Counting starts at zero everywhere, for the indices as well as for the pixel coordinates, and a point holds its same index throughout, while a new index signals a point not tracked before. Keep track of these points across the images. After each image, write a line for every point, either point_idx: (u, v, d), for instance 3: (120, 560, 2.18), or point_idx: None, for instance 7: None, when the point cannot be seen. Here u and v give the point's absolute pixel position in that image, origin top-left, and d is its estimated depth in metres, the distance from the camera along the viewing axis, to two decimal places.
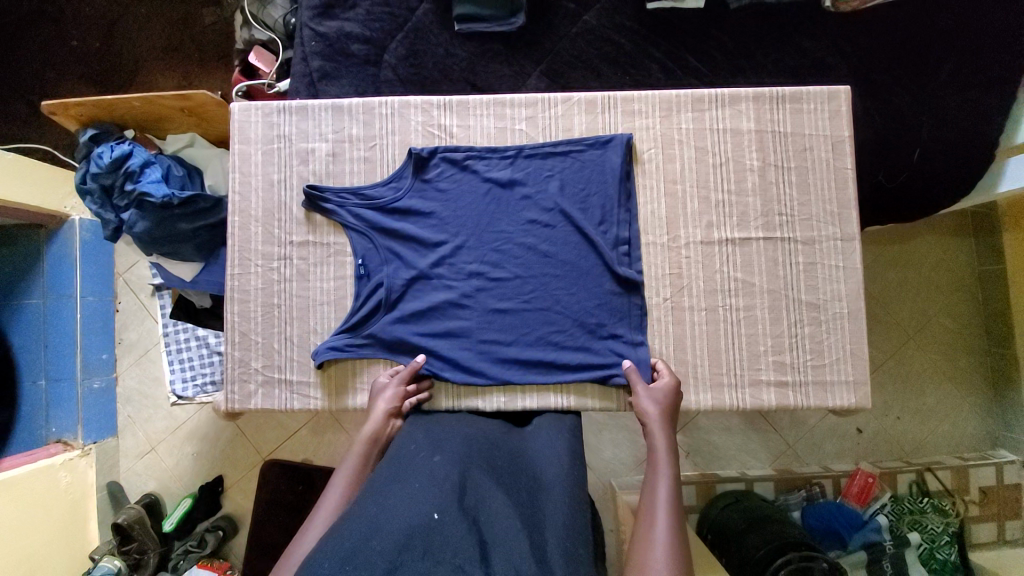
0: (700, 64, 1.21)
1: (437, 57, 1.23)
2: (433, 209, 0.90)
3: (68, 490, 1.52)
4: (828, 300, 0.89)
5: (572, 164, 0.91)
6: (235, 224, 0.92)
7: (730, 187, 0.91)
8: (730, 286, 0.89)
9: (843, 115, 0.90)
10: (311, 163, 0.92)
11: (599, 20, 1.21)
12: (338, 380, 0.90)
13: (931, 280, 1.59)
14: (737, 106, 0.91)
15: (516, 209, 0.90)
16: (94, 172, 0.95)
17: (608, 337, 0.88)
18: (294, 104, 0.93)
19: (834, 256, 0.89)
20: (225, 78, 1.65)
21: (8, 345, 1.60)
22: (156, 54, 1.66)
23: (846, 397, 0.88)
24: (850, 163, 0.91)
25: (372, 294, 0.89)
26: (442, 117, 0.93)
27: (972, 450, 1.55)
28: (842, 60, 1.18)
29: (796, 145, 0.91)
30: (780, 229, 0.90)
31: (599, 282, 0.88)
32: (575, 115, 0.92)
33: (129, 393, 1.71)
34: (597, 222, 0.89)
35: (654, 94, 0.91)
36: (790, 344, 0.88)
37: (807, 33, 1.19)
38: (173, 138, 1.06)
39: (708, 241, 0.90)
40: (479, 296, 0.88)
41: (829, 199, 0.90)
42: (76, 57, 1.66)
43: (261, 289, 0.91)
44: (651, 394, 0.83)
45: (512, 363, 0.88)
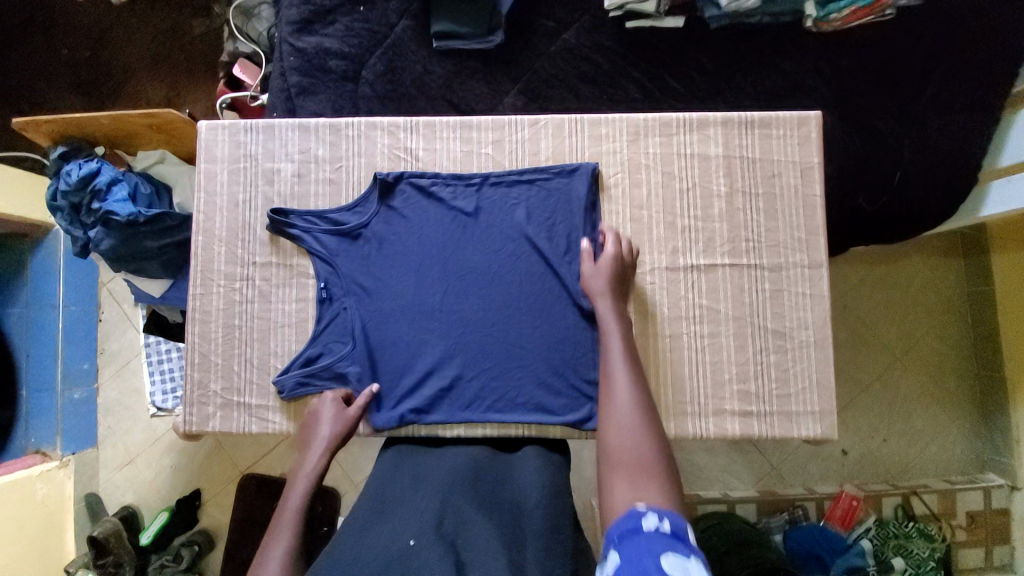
0: (679, 84, 1.21)
1: (415, 73, 1.23)
2: (398, 237, 0.90)
3: (45, 502, 1.51)
4: (794, 328, 0.87)
5: (537, 192, 0.90)
6: (199, 244, 0.92)
7: (697, 213, 0.89)
8: (695, 314, 0.88)
9: (813, 141, 0.90)
10: (276, 183, 0.92)
11: (578, 39, 1.22)
12: (299, 405, 0.89)
13: (917, 300, 1.57)
14: (705, 131, 0.90)
15: (481, 239, 0.90)
16: (63, 190, 0.95)
17: (570, 374, 0.87)
18: (261, 123, 0.92)
19: (801, 283, 0.87)
20: (211, 90, 1.66)
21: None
22: (145, 64, 1.67)
23: (812, 427, 0.86)
24: (820, 190, 0.89)
25: (335, 321, 0.89)
26: (408, 140, 0.92)
27: (960, 474, 1.52)
28: (820, 82, 1.18)
29: (764, 170, 0.90)
30: (746, 255, 0.88)
31: (564, 311, 0.88)
32: (542, 139, 0.92)
33: (110, 403, 1.70)
34: (563, 251, 0.88)
35: (622, 118, 0.91)
36: (756, 372, 0.86)
37: (786, 56, 1.19)
38: (144, 155, 1.06)
39: (673, 267, 0.89)
40: (441, 329, 0.88)
41: (797, 225, 0.88)
42: (66, 68, 1.67)
43: (223, 310, 0.91)
44: (600, 269, 0.83)
45: (471, 403, 0.87)
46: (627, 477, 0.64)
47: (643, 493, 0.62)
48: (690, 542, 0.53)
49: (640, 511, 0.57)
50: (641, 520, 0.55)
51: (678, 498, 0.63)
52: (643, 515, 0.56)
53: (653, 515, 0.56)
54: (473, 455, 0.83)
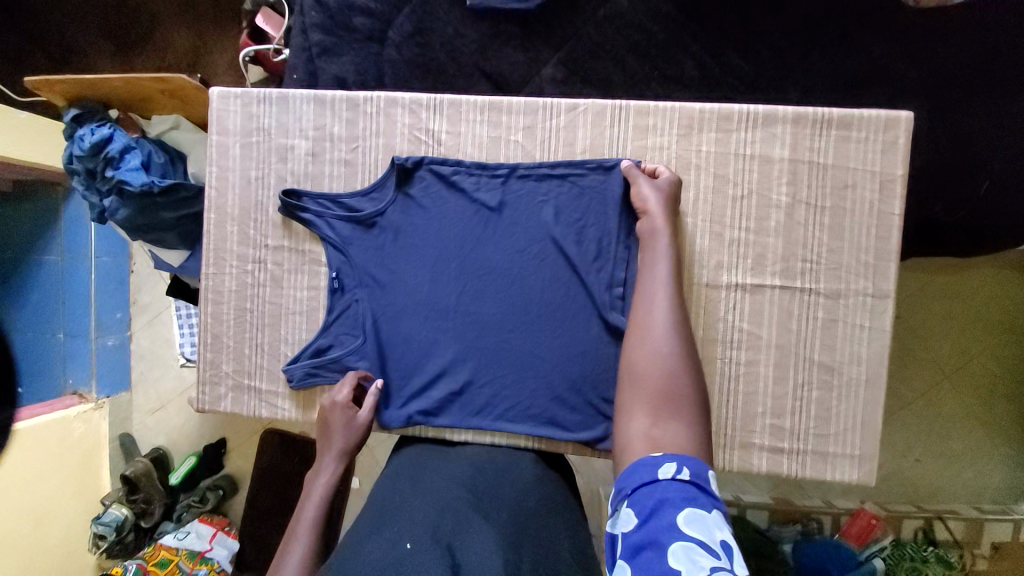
0: (743, 62, 1.05)
1: (446, 36, 1.12)
2: (414, 228, 0.84)
3: (81, 440, 1.61)
4: (844, 364, 0.78)
5: (569, 189, 0.81)
6: (211, 221, 0.88)
7: (749, 224, 0.79)
8: (734, 338, 0.79)
9: (900, 148, 0.76)
10: (290, 161, 0.86)
11: (631, 2, 1.07)
12: (307, 395, 0.87)
13: (980, 318, 1.41)
14: (770, 128, 0.78)
15: (503, 237, 0.82)
16: (77, 155, 0.92)
17: (588, 390, 0.81)
18: (275, 92, 0.85)
19: (859, 314, 0.77)
20: (236, 40, 1.57)
21: None
22: (171, 8, 1.59)
23: (848, 472, 0.79)
24: (899, 207, 0.77)
25: (345, 312, 0.85)
26: (431, 121, 0.84)
27: (993, 503, 1.42)
28: (915, 67, 1.00)
29: (835, 180, 0.77)
30: (800, 277, 0.78)
31: (587, 322, 0.81)
32: (580, 127, 0.82)
33: (142, 352, 1.76)
34: (592, 257, 0.80)
35: (675, 107, 0.79)
36: (793, 407, 0.79)
37: (878, 33, 1.01)
38: (158, 119, 1.02)
39: (715, 283, 0.79)
40: (455, 331, 0.83)
41: (865, 248, 0.77)
42: (93, 8, 1.61)
43: (235, 291, 0.88)
44: (647, 186, 0.76)
45: (481, 411, 0.83)
46: (648, 405, 0.63)
47: (660, 426, 0.62)
48: (710, 491, 0.54)
49: (655, 458, 0.58)
50: (657, 472, 0.56)
51: (703, 434, 0.62)
52: (659, 465, 0.56)
53: (670, 463, 0.56)
54: (478, 456, 0.81)
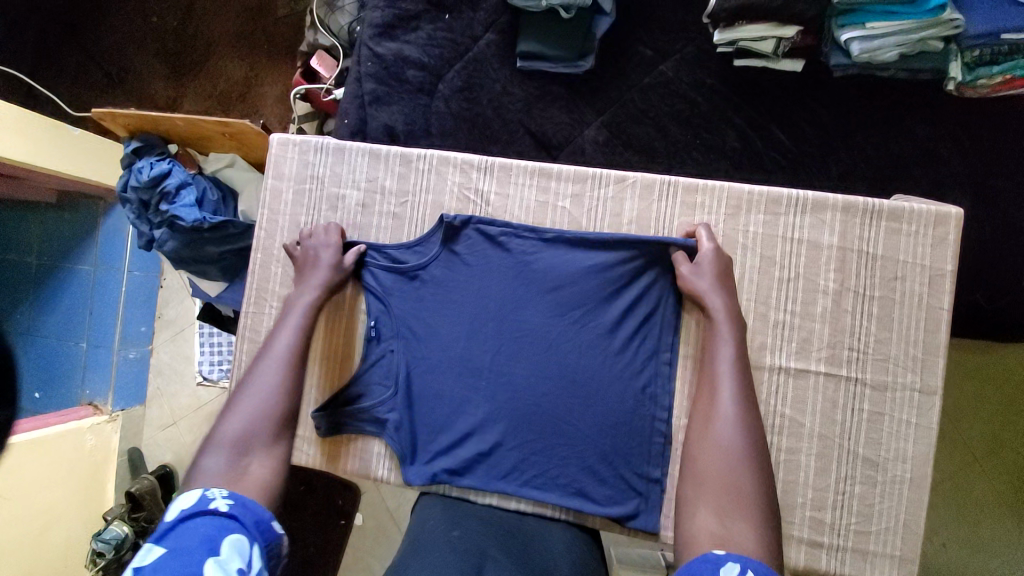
0: (787, 137, 1.07)
1: (494, 93, 1.16)
2: (456, 283, 0.84)
3: (92, 452, 1.60)
4: (888, 460, 0.76)
5: (619, 259, 0.81)
6: (256, 262, 0.89)
7: (795, 307, 0.78)
8: (775, 423, 0.77)
9: (949, 244, 0.76)
10: (340, 210, 0.88)
11: (677, 72, 1.11)
12: (335, 441, 0.87)
13: (1015, 402, 1.36)
14: (820, 215, 0.78)
15: (544, 300, 0.81)
16: (134, 186, 0.95)
17: (622, 464, 0.79)
18: (332, 144, 0.88)
19: (905, 409, 0.76)
20: (287, 74, 1.64)
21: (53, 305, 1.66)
22: (228, 39, 1.67)
23: (889, 573, 0.75)
24: (948, 303, 0.76)
25: (378, 361, 0.85)
26: (480, 181, 0.86)
27: None
28: (957, 154, 1.02)
29: (885, 271, 0.77)
30: (846, 366, 0.77)
31: (623, 392, 0.79)
32: (627, 199, 0.83)
33: (161, 366, 1.77)
34: (635, 328, 0.80)
35: (724, 186, 0.81)
36: (833, 502, 0.76)
37: (920, 118, 1.04)
38: (215, 157, 1.05)
39: (757, 365, 0.78)
40: (486, 391, 0.81)
41: (913, 341, 0.76)
42: (154, 35, 1.70)
43: (273, 332, 0.89)
44: (700, 268, 0.77)
45: (506, 475, 0.80)
46: (714, 504, 0.62)
47: (729, 524, 0.60)
48: None
49: (718, 557, 0.54)
50: (719, 568, 0.52)
51: (772, 539, 0.59)
52: (722, 562, 0.53)
53: (734, 565, 0.52)
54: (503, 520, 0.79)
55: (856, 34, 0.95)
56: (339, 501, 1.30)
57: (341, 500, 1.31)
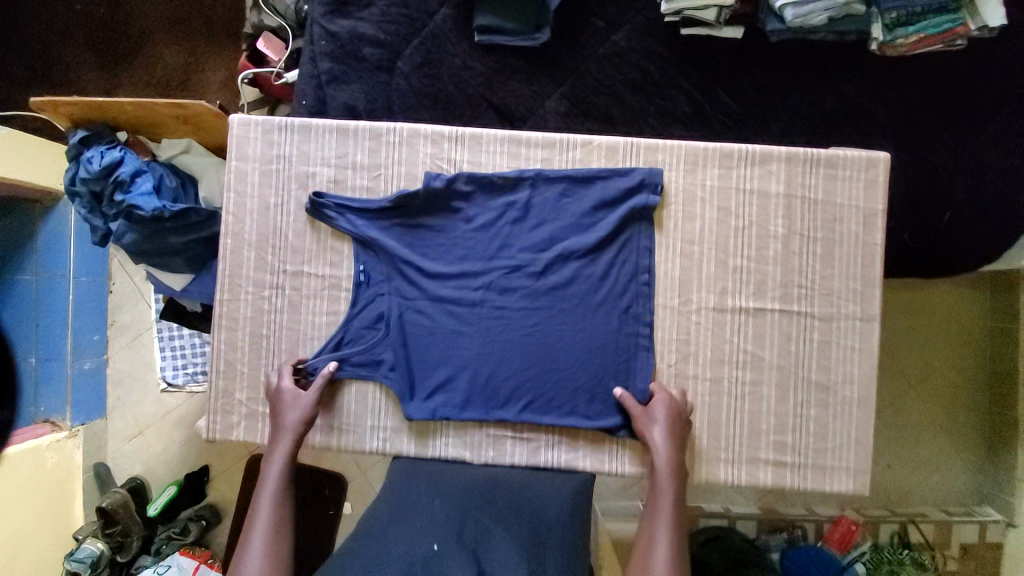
0: (730, 100, 1.14)
1: (453, 68, 1.16)
2: (446, 226, 0.87)
3: (55, 470, 1.52)
4: (838, 383, 0.85)
5: (596, 191, 0.86)
6: (228, 246, 0.88)
7: (750, 253, 0.85)
8: (737, 359, 0.85)
9: (879, 185, 0.85)
10: (311, 187, 0.88)
11: (629, 43, 1.15)
12: (330, 413, 0.88)
13: (943, 331, 1.53)
14: (767, 166, 0.85)
15: (528, 236, 0.87)
16: (83, 177, 0.91)
17: (612, 382, 0.85)
18: (297, 122, 0.87)
19: (850, 336, 0.85)
20: (230, 59, 1.57)
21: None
22: (161, 25, 1.57)
23: (845, 483, 0.84)
24: (880, 238, 0.85)
25: (371, 305, 0.87)
26: (452, 151, 0.88)
27: (958, 505, 1.51)
28: (883, 109, 1.12)
29: (825, 214, 0.85)
30: (797, 302, 0.85)
31: (607, 317, 0.85)
32: (594, 160, 0.87)
33: (120, 376, 1.69)
34: (614, 253, 0.86)
35: (680, 144, 0.86)
36: (793, 425, 0.84)
37: (848, 77, 1.13)
38: (168, 143, 1.01)
39: (720, 308, 0.85)
40: (479, 326, 0.86)
41: (853, 275, 0.85)
42: (77, 23, 1.57)
43: (251, 316, 0.88)
44: (651, 414, 0.81)
45: (507, 399, 0.85)
46: None
47: None
48: None
49: None
50: None
51: None
52: None
53: None
54: (489, 476, 0.85)
55: (789, 0, 1.02)
56: (326, 491, 1.31)
57: (330, 493, 1.31)
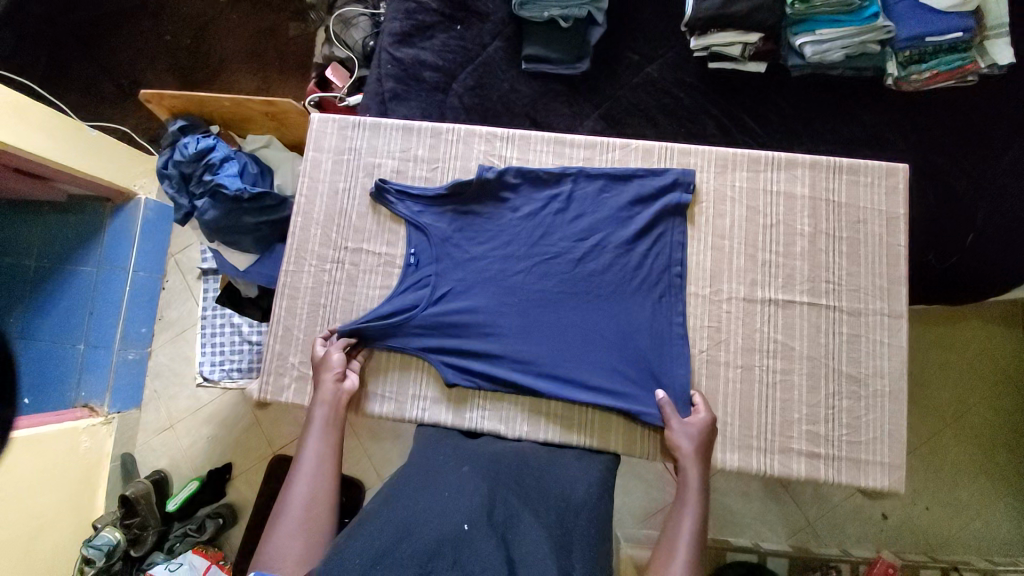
0: (756, 125, 1.24)
1: (502, 91, 1.30)
2: (492, 214, 0.95)
3: (85, 455, 1.54)
4: (868, 376, 0.88)
5: (634, 187, 0.94)
6: (297, 224, 0.98)
7: (779, 248, 0.91)
8: (769, 348, 0.89)
9: (900, 192, 0.92)
10: (376, 176, 0.98)
11: (661, 73, 1.28)
12: (373, 376, 0.93)
13: (973, 366, 1.48)
14: (792, 170, 0.93)
15: (568, 226, 0.94)
16: (178, 160, 1.04)
17: (645, 362, 0.88)
18: (368, 120, 0.99)
19: (879, 331, 0.88)
20: (298, 87, 1.76)
21: (45, 305, 1.59)
22: (241, 57, 1.79)
23: (880, 478, 0.86)
24: (904, 241, 0.91)
25: (418, 283, 0.93)
26: (503, 149, 0.98)
27: (1004, 555, 1.41)
28: (900, 136, 1.20)
29: (849, 216, 0.91)
30: (825, 296, 0.89)
31: (643, 304, 0.90)
32: (631, 161, 0.97)
33: (160, 368, 1.72)
34: (649, 244, 0.92)
35: (712, 150, 0.95)
36: (826, 415, 0.87)
37: (865, 108, 1.22)
38: (253, 138, 1.16)
39: (751, 298, 0.90)
40: (519, 305, 0.91)
41: (879, 273, 0.90)
42: (168, 53, 1.80)
43: (311, 288, 0.96)
44: (684, 428, 0.83)
45: (545, 377, 0.89)
46: None
47: None
48: None
49: None
50: None
51: None
52: None
53: None
54: (519, 447, 0.87)
55: (808, 39, 1.16)
56: (343, 498, 1.39)
57: (349, 499, 1.39)
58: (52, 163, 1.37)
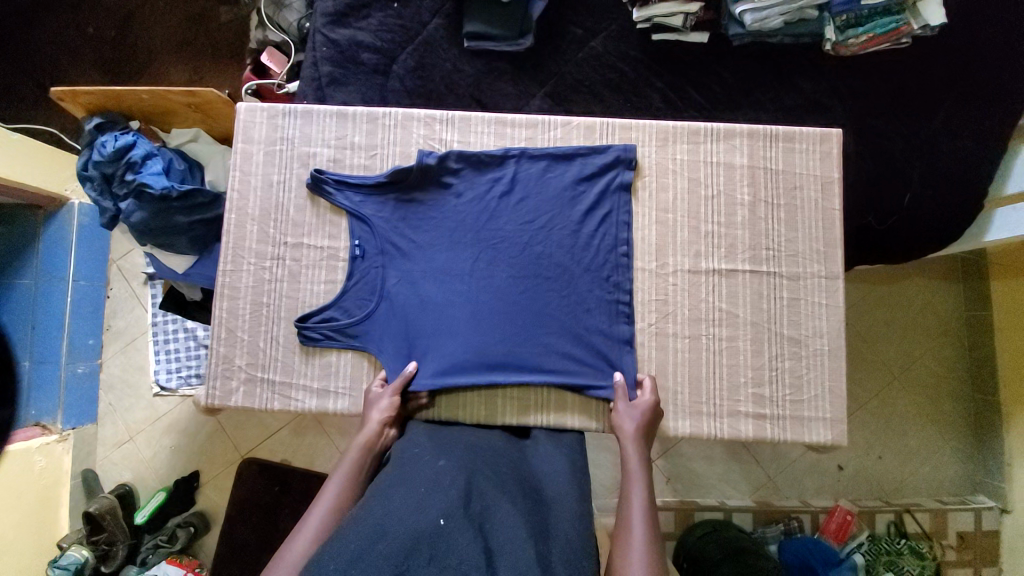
0: (702, 97, 1.24)
1: (445, 71, 1.26)
2: (436, 204, 0.93)
3: (41, 476, 1.46)
4: (809, 337, 0.91)
5: (576, 169, 0.93)
6: (232, 221, 0.94)
7: (720, 219, 0.92)
8: (714, 316, 0.91)
9: (834, 156, 0.93)
10: (311, 166, 0.94)
11: (606, 47, 1.26)
12: (324, 375, 0.91)
13: (919, 322, 1.55)
14: (731, 141, 0.93)
15: (513, 213, 0.92)
16: (96, 161, 0.97)
17: (595, 339, 0.89)
18: (300, 107, 0.95)
19: (817, 293, 0.91)
20: (234, 77, 1.67)
21: None
22: (169, 46, 1.68)
23: (823, 434, 0.90)
24: (839, 204, 0.93)
25: (364, 280, 0.92)
26: (443, 132, 0.95)
27: (951, 494, 1.51)
28: (839, 102, 1.22)
29: (786, 183, 0.93)
30: (766, 262, 0.91)
31: (592, 289, 0.90)
32: (574, 138, 0.95)
33: (113, 381, 1.64)
34: (597, 222, 0.92)
35: (653, 123, 0.94)
36: (770, 377, 0.90)
37: (806, 76, 1.24)
38: (179, 133, 1.10)
39: (695, 270, 0.91)
40: (470, 296, 0.90)
41: (816, 237, 0.92)
42: (89, 45, 1.67)
43: (252, 287, 0.93)
44: (631, 410, 0.84)
45: (499, 368, 0.88)
46: None
47: None
48: None
49: None
50: None
51: None
52: None
53: None
54: (480, 433, 0.88)
55: (748, 6, 1.13)
56: None
57: None
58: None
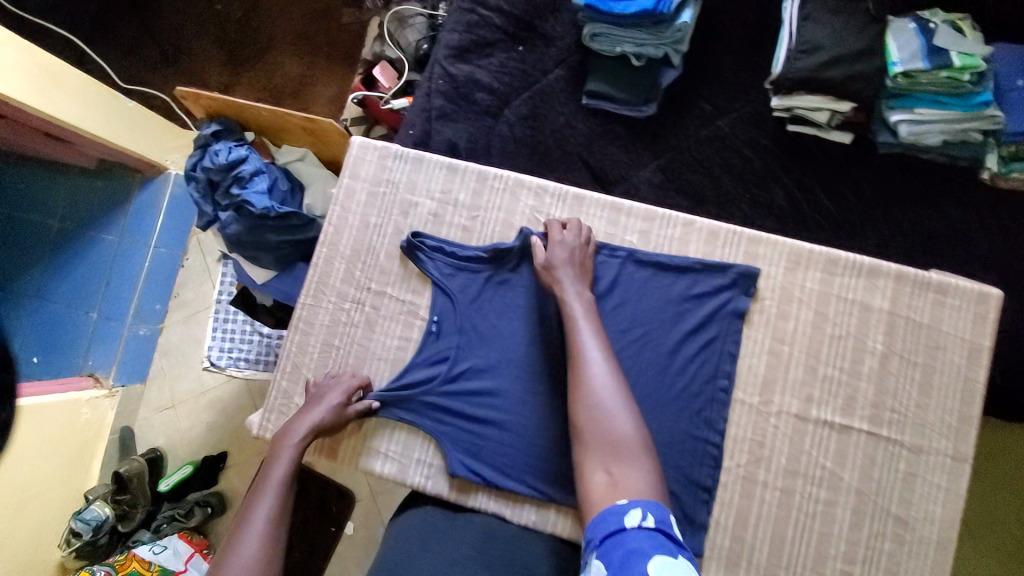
0: (832, 203, 1.13)
1: (558, 124, 1.20)
2: (527, 285, 0.87)
3: (85, 427, 1.50)
4: (919, 521, 0.79)
5: (688, 279, 0.85)
6: (321, 255, 0.91)
7: (843, 364, 0.82)
8: (814, 473, 0.80)
9: (989, 323, 0.81)
10: (411, 216, 0.91)
11: (734, 129, 1.16)
12: (371, 438, 0.87)
13: None
14: (873, 280, 0.82)
15: (608, 316, 0.85)
16: (207, 166, 0.98)
17: (673, 471, 0.80)
18: (412, 154, 0.92)
19: (938, 474, 0.79)
20: (343, 79, 1.68)
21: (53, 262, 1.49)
22: (289, 37, 1.70)
23: None
24: (984, 376, 0.81)
25: (437, 351, 0.87)
26: (552, 208, 0.90)
27: None
28: (988, 238, 1.08)
29: (928, 340, 0.82)
30: (886, 426, 0.80)
31: (680, 415, 0.81)
32: (693, 240, 0.87)
33: (169, 347, 1.66)
34: (704, 338, 0.83)
35: (785, 243, 0.85)
36: (864, 556, 0.78)
37: (955, 201, 1.10)
38: (288, 150, 1.11)
39: (802, 415, 0.81)
40: (543, 395, 0.84)
41: (950, 409, 0.80)
42: (217, 23, 1.73)
43: (326, 325, 0.90)
44: (555, 246, 0.82)
45: (558, 481, 0.82)
46: (601, 458, 0.66)
47: (617, 474, 0.64)
48: (674, 536, 0.55)
49: (622, 507, 0.59)
50: (625, 519, 0.56)
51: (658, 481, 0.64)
52: (626, 511, 0.57)
53: (636, 511, 0.57)
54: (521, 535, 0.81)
55: (904, 116, 1.05)
56: (333, 508, 1.32)
57: (335, 509, 1.32)
58: (76, 129, 1.30)
